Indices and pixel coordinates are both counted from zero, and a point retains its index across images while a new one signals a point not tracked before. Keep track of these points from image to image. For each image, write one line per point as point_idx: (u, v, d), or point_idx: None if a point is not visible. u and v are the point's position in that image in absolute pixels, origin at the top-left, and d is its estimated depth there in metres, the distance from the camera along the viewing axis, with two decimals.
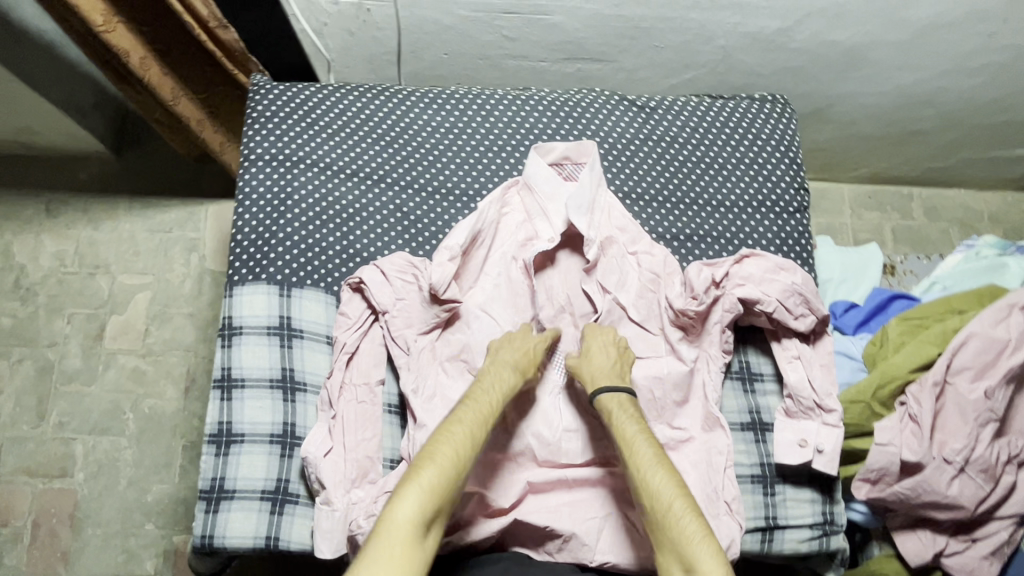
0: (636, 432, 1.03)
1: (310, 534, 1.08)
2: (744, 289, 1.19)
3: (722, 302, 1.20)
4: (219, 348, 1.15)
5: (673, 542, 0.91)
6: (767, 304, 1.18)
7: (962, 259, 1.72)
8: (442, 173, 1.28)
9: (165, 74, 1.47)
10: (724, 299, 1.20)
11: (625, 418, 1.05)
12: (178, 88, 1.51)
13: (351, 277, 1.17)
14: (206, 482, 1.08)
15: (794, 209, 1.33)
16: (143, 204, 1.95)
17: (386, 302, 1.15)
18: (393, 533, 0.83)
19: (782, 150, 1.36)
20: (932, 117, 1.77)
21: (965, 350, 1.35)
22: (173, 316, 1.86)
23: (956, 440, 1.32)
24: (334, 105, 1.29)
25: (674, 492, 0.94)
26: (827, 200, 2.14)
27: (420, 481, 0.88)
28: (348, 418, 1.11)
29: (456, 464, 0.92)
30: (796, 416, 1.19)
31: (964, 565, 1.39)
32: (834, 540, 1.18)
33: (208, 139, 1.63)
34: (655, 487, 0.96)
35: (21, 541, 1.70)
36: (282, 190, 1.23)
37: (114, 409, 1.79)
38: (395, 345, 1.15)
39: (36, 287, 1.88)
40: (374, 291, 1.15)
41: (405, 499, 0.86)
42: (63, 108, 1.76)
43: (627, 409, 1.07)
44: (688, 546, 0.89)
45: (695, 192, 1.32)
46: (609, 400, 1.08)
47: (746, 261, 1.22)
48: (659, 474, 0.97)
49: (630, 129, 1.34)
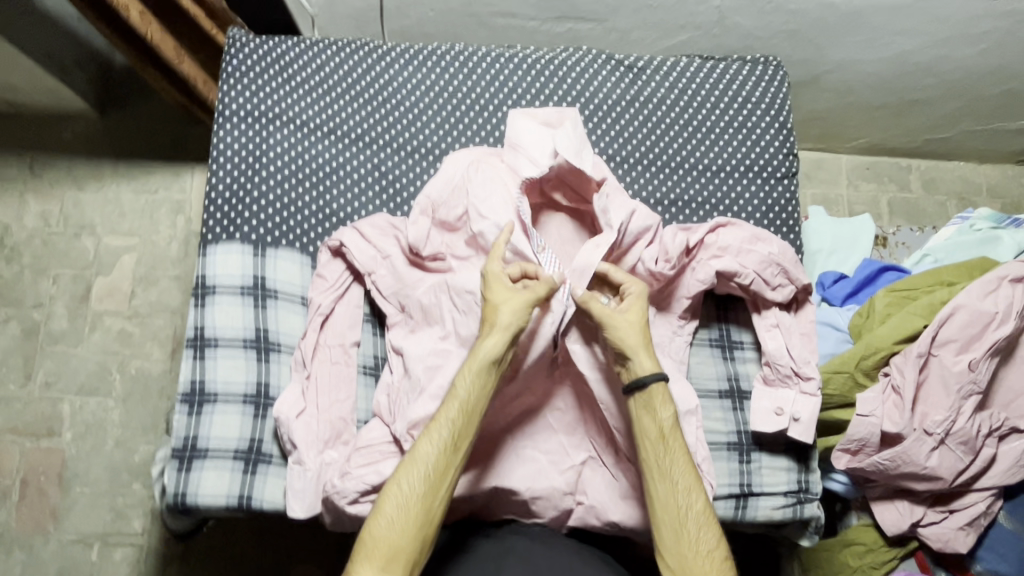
0: (666, 429, 1.05)
1: (281, 492, 1.10)
2: (721, 260, 1.19)
3: (695, 271, 1.20)
4: (192, 308, 1.16)
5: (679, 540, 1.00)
6: (744, 276, 1.19)
7: (956, 231, 1.68)
8: (419, 132, 1.27)
9: (164, 33, 1.44)
10: (700, 268, 1.20)
11: (661, 411, 1.05)
12: (179, 48, 1.49)
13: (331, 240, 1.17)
14: (179, 441, 1.10)
15: (782, 175, 1.31)
16: (128, 163, 1.88)
17: (364, 261, 1.16)
18: (385, 538, 0.93)
19: (773, 114, 1.33)
20: (933, 86, 1.72)
21: (952, 322, 1.32)
22: (158, 279, 1.82)
23: (937, 412, 1.32)
24: (310, 60, 1.27)
25: (692, 495, 1.02)
26: (823, 170, 2.10)
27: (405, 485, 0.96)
28: (322, 380, 1.13)
29: (415, 497, 0.95)
30: (773, 384, 1.21)
31: (941, 535, 1.40)
32: (808, 507, 1.20)
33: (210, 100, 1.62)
34: (679, 489, 1.02)
35: (10, 499, 1.69)
36: (258, 148, 1.22)
37: (100, 370, 1.76)
38: (387, 304, 1.17)
39: (20, 248, 1.83)
40: (353, 251, 1.16)
41: (389, 507, 0.95)
42: (42, 63, 1.68)
43: (663, 401, 1.06)
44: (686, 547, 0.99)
45: (680, 156, 1.30)
46: (658, 391, 1.05)
47: (723, 229, 1.21)
48: (687, 486, 1.02)
49: (617, 89, 1.31)
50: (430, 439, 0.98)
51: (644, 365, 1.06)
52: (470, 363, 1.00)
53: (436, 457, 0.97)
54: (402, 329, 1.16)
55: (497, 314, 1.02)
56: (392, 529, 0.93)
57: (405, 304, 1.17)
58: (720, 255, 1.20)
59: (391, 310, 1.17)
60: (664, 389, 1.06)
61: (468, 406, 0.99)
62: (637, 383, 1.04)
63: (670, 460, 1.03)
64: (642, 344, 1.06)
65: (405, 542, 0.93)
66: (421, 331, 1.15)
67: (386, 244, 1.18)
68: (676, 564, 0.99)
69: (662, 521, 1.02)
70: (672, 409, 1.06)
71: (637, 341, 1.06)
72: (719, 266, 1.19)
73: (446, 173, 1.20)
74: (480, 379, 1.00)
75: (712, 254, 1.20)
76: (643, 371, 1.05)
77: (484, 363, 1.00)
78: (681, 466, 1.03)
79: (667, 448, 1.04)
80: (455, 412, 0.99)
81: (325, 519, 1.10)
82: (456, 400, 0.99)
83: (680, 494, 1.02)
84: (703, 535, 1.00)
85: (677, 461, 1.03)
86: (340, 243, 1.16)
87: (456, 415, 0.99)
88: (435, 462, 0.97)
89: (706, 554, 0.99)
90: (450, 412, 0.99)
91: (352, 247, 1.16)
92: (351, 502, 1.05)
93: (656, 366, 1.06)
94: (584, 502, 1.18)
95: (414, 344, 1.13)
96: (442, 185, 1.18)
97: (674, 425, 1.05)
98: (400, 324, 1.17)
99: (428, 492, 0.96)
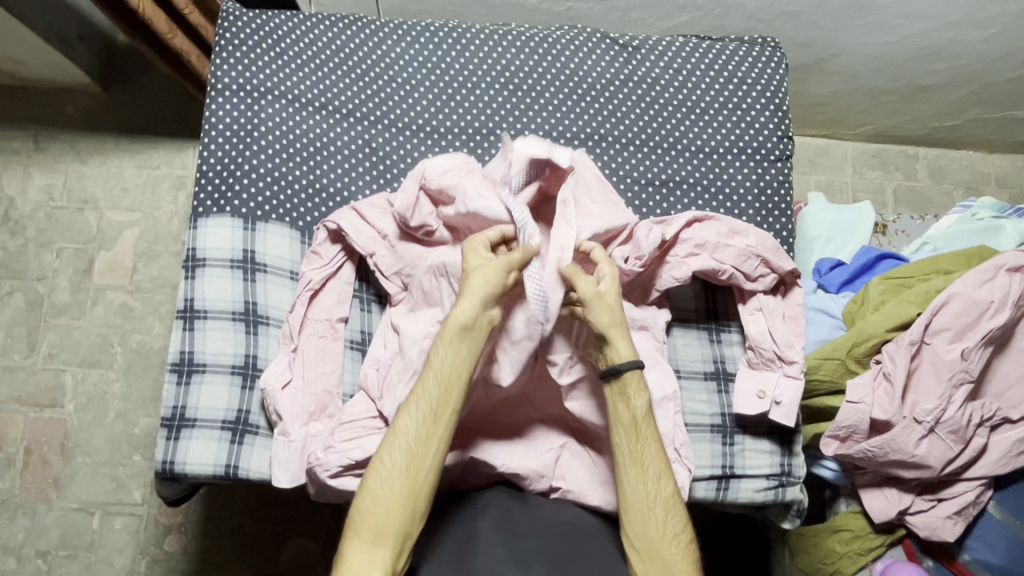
0: (642, 419, 1.06)
1: (268, 462, 1.13)
2: (698, 258, 1.21)
3: (673, 269, 1.21)
4: (183, 279, 1.18)
5: (649, 526, 1.04)
6: (722, 272, 1.21)
7: (957, 219, 1.65)
8: (413, 109, 1.28)
9: (155, 5, 1.42)
10: (675, 265, 1.20)
11: (636, 399, 1.05)
12: (172, 20, 1.47)
13: (328, 222, 1.18)
14: (168, 410, 1.12)
15: (776, 157, 1.32)
16: (132, 138, 1.87)
17: (362, 242, 1.17)
18: (363, 520, 0.97)
19: (767, 96, 1.33)
20: (941, 72, 1.69)
21: (946, 310, 1.31)
22: (160, 254, 1.83)
23: (928, 400, 1.31)
24: (304, 34, 1.27)
25: (662, 483, 1.05)
26: (828, 157, 2.07)
27: (382, 469, 0.99)
28: (309, 352, 1.16)
29: (400, 470, 0.98)
30: (759, 367, 1.22)
31: (928, 523, 1.39)
32: (790, 491, 1.23)
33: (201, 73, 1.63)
34: (651, 478, 1.05)
35: (14, 467, 1.72)
36: (250, 121, 1.23)
37: (102, 343, 1.77)
38: (389, 284, 1.19)
39: (25, 221, 1.83)
40: (350, 232, 1.17)
41: (368, 489, 0.98)
42: (45, 36, 1.66)
43: (637, 388, 1.06)
44: (653, 535, 1.03)
45: (673, 136, 1.31)
46: (630, 378, 1.05)
47: (703, 222, 1.22)
48: (657, 474, 1.05)
49: (612, 67, 1.32)
50: (413, 411, 1.00)
51: (621, 351, 1.05)
52: (446, 330, 1.01)
53: (417, 428, 1.00)
54: (404, 306, 1.18)
55: (472, 279, 1.02)
56: (380, 503, 0.97)
57: (406, 282, 1.18)
58: (698, 251, 1.21)
59: (394, 288, 1.19)
60: (639, 376, 1.06)
61: (447, 375, 1.01)
62: (613, 370, 1.04)
63: (640, 448, 1.05)
64: (619, 328, 1.06)
65: (394, 514, 0.97)
66: (421, 310, 1.16)
67: (383, 223, 1.19)
68: (645, 547, 1.03)
69: (631, 507, 1.05)
70: (647, 395, 1.06)
71: (611, 325, 1.05)
72: (696, 264, 1.20)
73: (440, 161, 1.16)
74: (457, 348, 1.01)
75: (689, 250, 1.21)
76: (621, 357, 1.05)
77: (461, 331, 1.00)
78: (651, 454, 1.05)
79: (640, 437, 1.05)
80: (434, 380, 1.01)
81: (309, 489, 1.14)
82: (433, 369, 1.01)
83: (650, 481, 1.04)
84: (673, 520, 1.04)
85: (648, 448, 1.05)
86: (338, 225, 1.17)
87: (438, 382, 1.01)
88: (418, 433, 1.00)
89: (672, 536, 1.03)
90: (430, 382, 1.01)
91: (350, 229, 1.17)
92: (333, 475, 1.09)
93: (633, 353, 1.06)
94: (562, 486, 1.17)
95: (414, 323, 1.14)
96: (436, 166, 1.15)
97: (648, 411, 1.06)
98: (403, 301, 1.19)
99: (414, 464, 0.99)
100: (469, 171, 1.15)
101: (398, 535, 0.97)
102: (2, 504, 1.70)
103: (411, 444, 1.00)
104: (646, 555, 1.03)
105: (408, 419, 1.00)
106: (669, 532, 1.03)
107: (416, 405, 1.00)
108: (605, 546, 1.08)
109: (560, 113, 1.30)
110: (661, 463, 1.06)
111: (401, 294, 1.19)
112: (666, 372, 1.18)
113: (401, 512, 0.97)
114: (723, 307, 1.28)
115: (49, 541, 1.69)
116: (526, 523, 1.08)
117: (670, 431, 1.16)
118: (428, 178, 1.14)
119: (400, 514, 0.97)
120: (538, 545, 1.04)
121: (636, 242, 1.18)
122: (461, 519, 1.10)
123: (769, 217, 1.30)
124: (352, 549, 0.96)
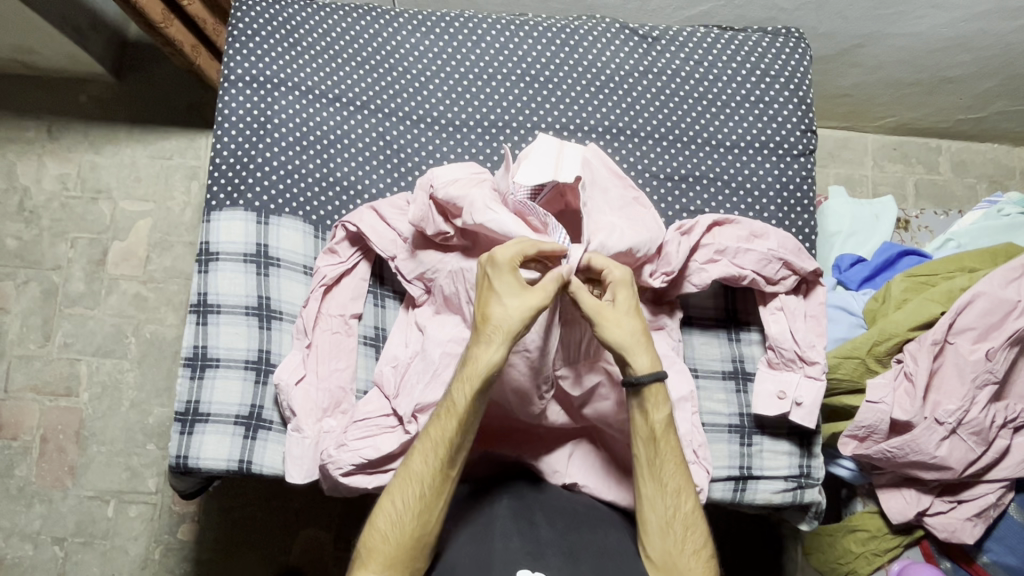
0: (660, 434, 1.03)
1: (281, 458, 1.13)
2: (718, 265, 1.19)
3: (690, 276, 1.19)
4: (197, 273, 1.17)
5: (669, 543, 1.03)
6: (743, 278, 1.19)
7: (982, 215, 1.61)
8: (427, 102, 1.26)
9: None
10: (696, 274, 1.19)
11: (655, 412, 1.03)
12: (168, 10, 1.45)
13: (348, 224, 1.17)
14: (181, 405, 1.12)
15: (799, 152, 1.29)
16: (145, 129, 1.87)
17: (384, 246, 1.17)
18: (379, 548, 0.98)
19: (791, 89, 1.30)
20: (968, 63, 1.64)
21: (970, 310, 1.27)
22: (174, 245, 1.82)
23: (950, 401, 1.27)
24: (317, 25, 1.25)
25: (683, 499, 1.04)
26: (848, 149, 2.02)
27: (397, 500, 0.99)
28: (323, 347, 1.16)
29: (410, 513, 0.98)
30: (778, 367, 1.20)
31: (947, 524, 1.36)
32: (809, 493, 1.21)
33: (201, 64, 1.62)
34: (671, 494, 1.04)
35: (30, 454, 1.73)
36: (263, 114, 1.22)
37: (116, 334, 1.78)
38: (413, 287, 1.17)
39: (39, 210, 1.83)
40: (372, 236, 1.16)
41: (381, 518, 0.99)
42: (58, 25, 1.65)
43: (657, 402, 1.03)
44: (674, 552, 1.02)
45: (693, 130, 1.28)
46: (652, 392, 1.03)
47: (723, 226, 1.20)
48: (675, 489, 1.04)
49: (631, 58, 1.29)
50: (425, 455, 1.00)
51: (639, 365, 1.01)
52: (466, 374, 0.98)
53: (431, 474, 0.99)
54: (427, 308, 1.17)
55: (501, 319, 0.97)
56: (387, 543, 0.98)
57: (429, 285, 1.17)
58: (717, 257, 1.19)
59: (417, 291, 1.18)
60: (659, 388, 1.03)
61: (464, 422, 0.99)
62: (632, 383, 1.01)
63: (660, 461, 1.04)
64: (635, 341, 1.01)
65: (403, 553, 0.98)
66: (445, 313, 1.15)
67: (404, 224, 1.17)
68: (663, 561, 1.03)
69: (651, 520, 1.04)
70: (667, 408, 1.04)
71: (630, 340, 1.01)
72: (716, 271, 1.18)
73: (450, 172, 1.12)
74: (477, 395, 0.99)
75: (709, 257, 1.19)
76: (639, 370, 1.01)
77: (483, 376, 0.97)
78: (670, 469, 1.04)
79: (658, 450, 1.04)
80: (451, 426, 0.99)
81: (322, 484, 1.14)
82: (455, 416, 0.99)
83: (669, 496, 1.04)
84: (696, 537, 1.04)
85: (668, 461, 1.04)
86: (358, 228, 1.16)
87: (453, 430, 0.99)
88: (432, 478, 0.99)
89: (693, 551, 1.03)
90: (445, 429, 0.99)
91: (371, 232, 1.16)
92: (345, 473, 1.09)
93: (653, 365, 1.02)
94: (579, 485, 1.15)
95: (436, 327, 1.13)
96: (446, 174, 1.12)
97: (668, 424, 1.04)
98: (427, 303, 1.18)
99: (426, 508, 0.99)
100: (480, 183, 1.11)
101: (408, 570, 0.99)
102: (19, 492, 1.71)
103: (424, 476, 1.00)
104: (663, 567, 1.03)
105: (421, 461, 1.00)
106: (690, 551, 1.03)
107: (430, 447, 1.00)
108: (624, 538, 1.07)
109: (577, 105, 1.28)
110: (683, 478, 1.04)
111: (424, 297, 1.18)
112: (683, 371, 1.17)
113: (410, 550, 0.98)
114: (745, 308, 1.26)
115: (65, 528, 1.70)
116: (539, 509, 1.07)
117: (688, 430, 1.15)
118: (436, 187, 1.11)
119: (408, 553, 0.98)
120: (553, 534, 1.02)
121: (664, 256, 1.16)
122: (473, 504, 1.09)
123: (791, 213, 1.27)
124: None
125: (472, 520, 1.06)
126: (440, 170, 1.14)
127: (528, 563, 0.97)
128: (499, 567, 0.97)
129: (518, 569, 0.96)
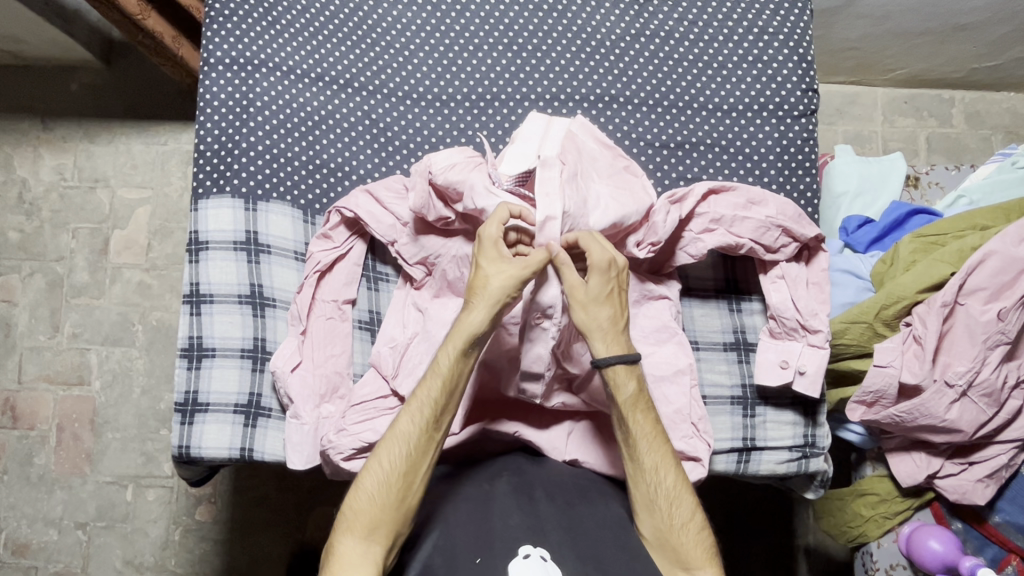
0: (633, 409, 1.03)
1: (282, 445, 1.14)
2: (714, 235, 1.17)
3: (687, 245, 1.17)
4: (188, 263, 1.17)
5: (659, 517, 1.02)
6: (741, 247, 1.17)
7: (995, 168, 1.54)
8: (414, 77, 1.23)
9: None
10: (688, 241, 1.17)
11: (621, 389, 1.02)
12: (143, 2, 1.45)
13: (345, 211, 1.15)
14: (181, 396, 1.13)
15: (800, 113, 1.24)
16: (139, 115, 1.84)
17: (383, 231, 1.15)
18: (359, 514, 0.98)
19: (791, 45, 1.25)
20: (982, 8, 1.58)
21: (982, 269, 1.22)
22: (174, 231, 1.81)
23: (960, 363, 1.24)
24: (297, 2, 1.22)
25: (668, 468, 1.03)
26: (858, 104, 1.94)
27: (377, 468, 1.00)
28: (318, 335, 1.15)
29: (395, 473, 0.99)
30: (780, 337, 1.18)
31: (958, 486, 1.33)
32: (813, 462, 1.21)
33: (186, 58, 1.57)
34: (650, 468, 1.03)
35: (47, 443, 1.76)
36: (245, 97, 1.19)
37: (123, 322, 1.78)
38: (415, 271, 1.17)
39: (38, 202, 1.82)
40: (369, 222, 1.14)
41: (362, 486, 0.99)
42: (42, 12, 1.61)
43: (623, 379, 1.02)
44: (670, 527, 1.02)
45: (688, 95, 1.24)
46: (621, 375, 1.02)
47: (715, 196, 1.17)
48: (655, 463, 1.03)
49: (622, 20, 1.25)
50: (411, 417, 1.01)
51: (600, 347, 1.02)
52: (454, 337, 1.00)
53: (416, 434, 1.00)
54: (427, 291, 1.17)
55: (487, 284, 0.99)
56: (373, 505, 0.98)
57: (430, 268, 1.16)
58: (713, 226, 1.17)
59: (417, 274, 1.17)
60: (630, 368, 1.03)
61: (449, 383, 1.01)
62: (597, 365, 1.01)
63: (634, 441, 1.03)
64: (606, 327, 1.02)
65: (386, 515, 0.98)
66: (445, 297, 1.15)
67: (403, 209, 1.15)
68: (659, 539, 1.03)
69: (638, 498, 1.04)
70: (633, 382, 1.03)
71: (597, 326, 1.02)
72: (713, 241, 1.16)
73: (447, 155, 1.08)
74: (462, 358, 1.01)
75: (704, 226, 1.16)
76: (599, 354, 1.02)
77: (467, 338, 1.00)
78: (645, 447, 1.03)
79: (628, 426, 1.03)
80: (435, 386, 1.01)
81: (324, 469, 1.15)
82: (438, 374, 1.01)
83: (650, 473, 1.03)
84: (679, 510, 1.02)
85: (641, 436, 1.03)
86: (355, 213, 1.14)
87: (437, 389, 1.01)
88: (417, 438, 1.00)
89: (683, 525, 1.02)
90: (431, 390, 1.01)
91: (368, 218, 1.14)
92: (345, 458, 1.10)
93: (621, 348, 1.03)
94: (577, 461, 1.15)
95: (436, 311, 1.13)
96: (443, 159, 1.08)
97: (637, 396, 1.03)
98: (427, 285, 1.17)
99: (410, 470, 1.00)
100: (479, 169, 1.08)
101: (390, 535, 0.99)
102: (39, 480, 1.75)
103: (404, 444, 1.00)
104: (660, 546, 1.03)
105: (407, 422, 1.01)
106: (683, 524, 1.02)
107: (416, 407, 1.01)
108: (623, 514, 1.06)
109: (567, 72, 1.24)
110: (660, 455, 1.03)
111: (424, 279, 1.17)
112: (682, 344, 1.16)
113: (393, 515, 0.98)
114: (744, 277, 1.24)
115: (87, 513, 1.73)
116: (540, 484, 1.07)
117: (684, 405, 1.14)
118: (434, 174, 1.07)
119: (392, 515, 0.98)
120: (553, 509, 1.02)
121: (652, 225, 1.12)
122: (474, 479, 1.08)
123: (792, 176, 1.23)
124: (343, 544, 0.97)
125: (472, 497, 1.05)
126: (435, 154, 1.10)
127: (528, 539, 0.96)
128: (498, 545, 0.97)
129: (519, 545, 0.95)
